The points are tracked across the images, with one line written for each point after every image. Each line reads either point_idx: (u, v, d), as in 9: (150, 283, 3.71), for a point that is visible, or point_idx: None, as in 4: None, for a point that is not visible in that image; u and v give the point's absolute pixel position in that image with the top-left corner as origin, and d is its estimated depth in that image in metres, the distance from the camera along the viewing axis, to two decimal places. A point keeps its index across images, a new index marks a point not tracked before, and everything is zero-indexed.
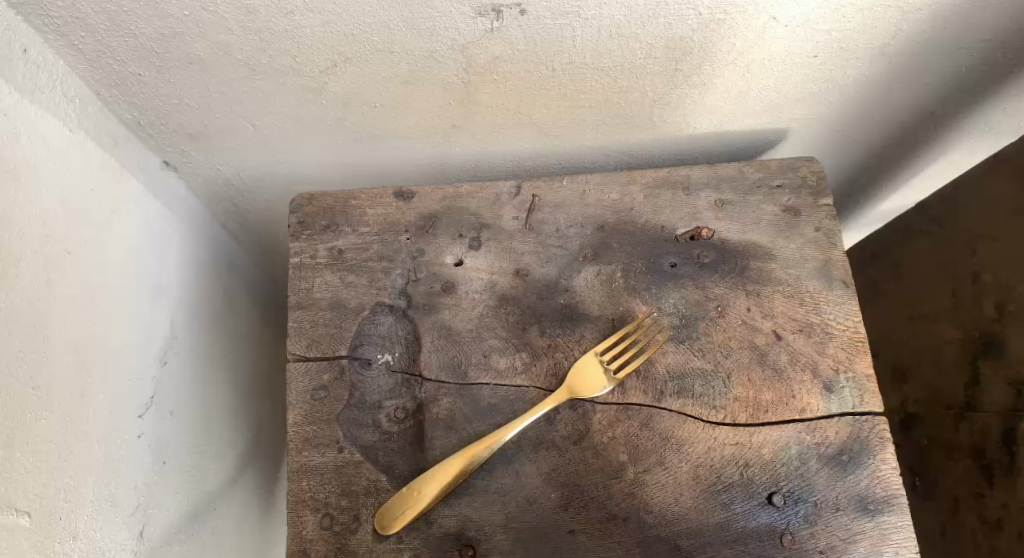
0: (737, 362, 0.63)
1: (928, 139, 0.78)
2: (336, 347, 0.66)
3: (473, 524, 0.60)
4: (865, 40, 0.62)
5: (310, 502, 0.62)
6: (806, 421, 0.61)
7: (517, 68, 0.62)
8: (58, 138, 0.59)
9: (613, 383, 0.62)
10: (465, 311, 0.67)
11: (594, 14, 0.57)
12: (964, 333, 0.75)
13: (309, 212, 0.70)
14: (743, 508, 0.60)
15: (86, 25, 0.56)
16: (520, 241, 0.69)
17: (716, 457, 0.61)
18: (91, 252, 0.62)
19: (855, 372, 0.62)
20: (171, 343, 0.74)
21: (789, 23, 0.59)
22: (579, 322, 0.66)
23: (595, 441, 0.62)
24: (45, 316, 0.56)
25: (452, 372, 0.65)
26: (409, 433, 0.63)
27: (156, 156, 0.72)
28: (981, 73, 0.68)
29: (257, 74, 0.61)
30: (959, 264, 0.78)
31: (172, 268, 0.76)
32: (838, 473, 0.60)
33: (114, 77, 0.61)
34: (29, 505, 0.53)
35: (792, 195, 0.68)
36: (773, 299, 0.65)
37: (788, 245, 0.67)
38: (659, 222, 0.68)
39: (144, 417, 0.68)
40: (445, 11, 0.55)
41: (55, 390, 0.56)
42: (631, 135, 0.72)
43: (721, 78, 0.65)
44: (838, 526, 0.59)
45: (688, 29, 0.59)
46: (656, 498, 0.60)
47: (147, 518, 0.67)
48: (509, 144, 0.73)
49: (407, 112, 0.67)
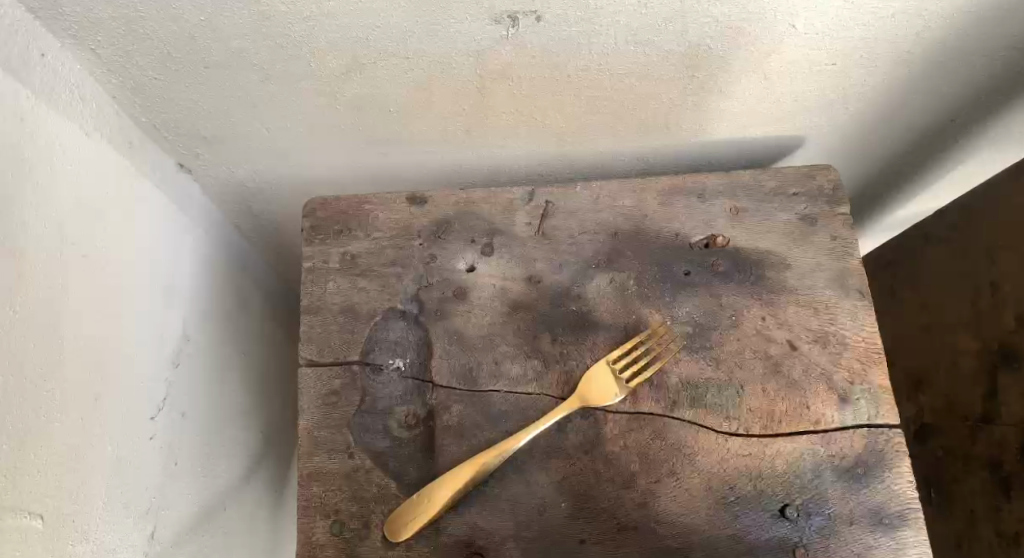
0: (752, 373, 0.62)
1: (948, 148, 0.77)
2: (348, 353, 0.66)
3: (483, 533, 0.60)
4: (885, 47, 0.61)
5: (319, 507, 0.62)
6: (820, 433, 0.60)
7: (531, 73, 0.62)
8: (75, 143, 0.59)
9: (624, 392, 0.62)
10: (477, 317, 0.66)
11: (610, 22, 0.56)
12: (981, 345, 0.74)
13: (322, 217, 0.70)
14: (754, 521, 0.59)
15: (105, 30, 0.56)
16: (532, 247, 0.68)
17: (728, 468, 0.60)
18: (105, 255, 0.63)
19: (870, 384, 0.61)
20: (183, 344, 0.75)
21: (808, 30, 0.58)
22: (591, 330, 0.65)
23: (607, 450, 0.61)
24: (60, 320, 0.56)
25: (463, 379, 0.65)
26: (420, 440, 0.63)
27: (170, 158, 0.72)
28: (1001, 82, 0.67)
29: (272, 79, 0.62)
30: (977, 273, 0.77)
31: (186, 269, 0.76)
32: (850, 486, 0.59)
33: (129, 80, 0.62)
34: (42, 508, 0.53)
35: (809, 203, 0.68)
36: (789, 309, 0.64)
37: (804, 254, 0.66)
38: (672, 229, 0.68)
39: (155, 419, 0.68)
40: (461, 18, 0.55)
41: (68, 392, 0.56)
42: (645, 140, 0.72)
43: (739, 86, 0.64)
44: (853, 540, 0.58)
45: (705, 37, 0.59)
46: (668, 508, 0.60)
47: (159, 519, 0.68)
48: (523, 149, 0.72)
49: (421, 116, 0.67)
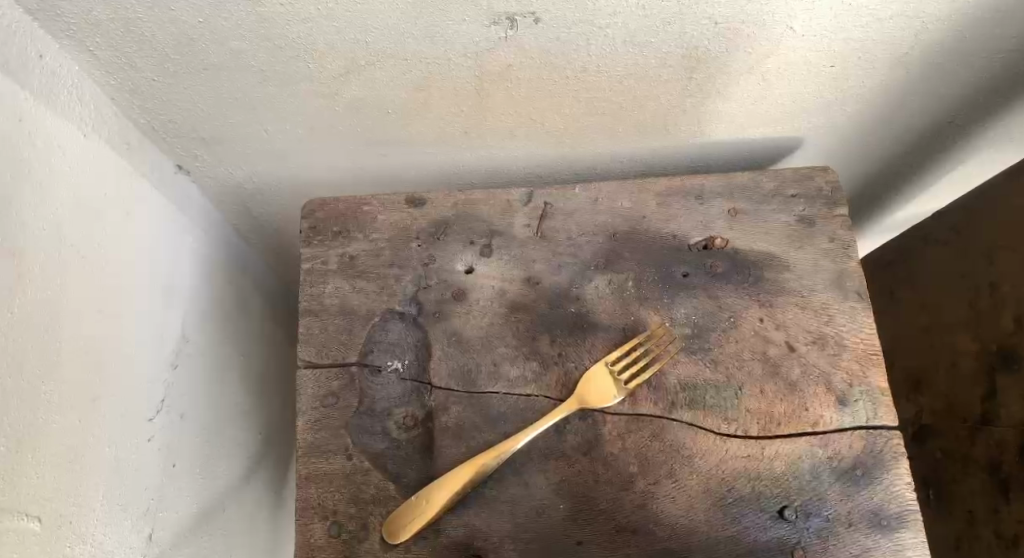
0: (751, 374, 0.62)
1: (946, 150, 0.77)
2: (347, 354, 0.66)
3: (482, 535, 0.60)
4: (883, 48, 0.61)
5: (318, 509, 0.62)
6: (819, 435, 0.60)
7: (530, 75, 0.62)
8: (74, 145, 0.59)
9: (624, 394, 0.62)
10: (476, 318, 0.66)
11: (607, 23, 0.57)
12: (980, 345, 0.74)
13: (321, 218, 0.70)
14: (753, 522, 0.59)
15: (103, 32, 0.56)
16: (531, 248, 0.68)
17: (727, 469, 0.60)
18: (103, 256, 0.63)
19: (869, 385, 0.61)
20: (182, 345, 0.75)
21: (806, 32, 0.58)
22: (590, 331, 0.65)
23: (606, 452, 0.61)
24: (58, 321, 0.56)
25: (462, 380, 0.64)
26: (419, 441, 0.63)
27: (168, 159, 0.72)
28: (1000, 83, 0.67)
29: (270, 81, 0.62)
30: (977, 274, 0.77)
31: (184, 270, 0.76)
32: (849, 487, 0.59)
33: (128, 81, 0.62)
34: (39, 509, 0.53)
35: (807, 204, 0.68)
36: (787, 310, 0.64)
37: (803, 255, 0.66)
38: (671, 231, 0.68)
39: (154, 420, 0.68)
40: (460, 19, 0.55)
41: (66, 393, 0.56)
42: (645, 142, 0.72)
43: (738, 87, 0.64)
44: (852, 541, 0.58)
45: (702, 38, 0.59)
46: (667, 510, 0.60)
47: (158, 521, 0.68)
48: (522, 150, 0.72)
49: (420, 117, 0.67)
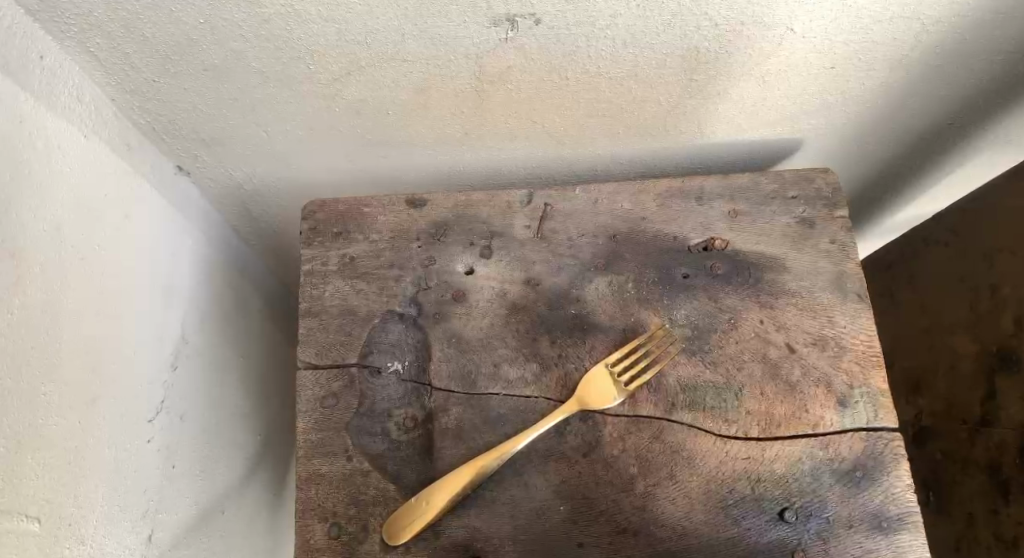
0: (751, 375, 0.62)
1: (945, 152, 0.77)
2: (346, 356, 0.66)
3: (482, 536, 0.60)
4: (883, 50, 0.61)
5: (317, 510, 0.62)
6: (819, 436, 0.60)
7: (530, 76, 0.62)
8: (74, 146, 0.59)
9: (624, 395, 0.62)
10: (477, 319, 0.66)
11: (607, 25, 0.57)
12: (980, 347, 0.74)
13: (321, 219, 0.70)
14: (753, 524, 0.59)
15: (105, 33, 0.56)
16: (531, 249, 0.68)
17: (727, 471, 0.60)
18: (103, 257, 0.63)
19: (869, 386, 0.61)
20: (181, 345, 0.75)
21: (806, 34, 0.59)
22: (590, 332, 0.65)
23: (606, 453, 0.61)
24: (58, 321, 0.56)
25: (462, 381, 0.64)
26: (419, 442, 0.63)
27: (168, 160, 0.72)
28: (999, 85, 0.67)
29: (270, 82, 0.62)
30: (977, 276, 0.77)
31: (184, 270, 0.76)
32: (849, 489, 0.59)
33: (128, 82, 0.62)
34: (38, 511, 0.53)
35: (807, 206, 0.68)
36: (787, 312, 0.64)
37: (802, 256, 0.66)
38: (671, 232, 0.68)
39: (154, 421, 0.68)
40: (459, 20, 0.55)
41: (66, 394, 0.56)
42: (645, 143, 0.72)
43: (738, 89, 0.64)
44: (852, 543, 0.58)
45: (701, 39, 0.59)
46: (667, 511, 0.60)
47: (158, 522, 0.68)
48: (522, 151, 0.72)
49: (421, 118, 0.67)
